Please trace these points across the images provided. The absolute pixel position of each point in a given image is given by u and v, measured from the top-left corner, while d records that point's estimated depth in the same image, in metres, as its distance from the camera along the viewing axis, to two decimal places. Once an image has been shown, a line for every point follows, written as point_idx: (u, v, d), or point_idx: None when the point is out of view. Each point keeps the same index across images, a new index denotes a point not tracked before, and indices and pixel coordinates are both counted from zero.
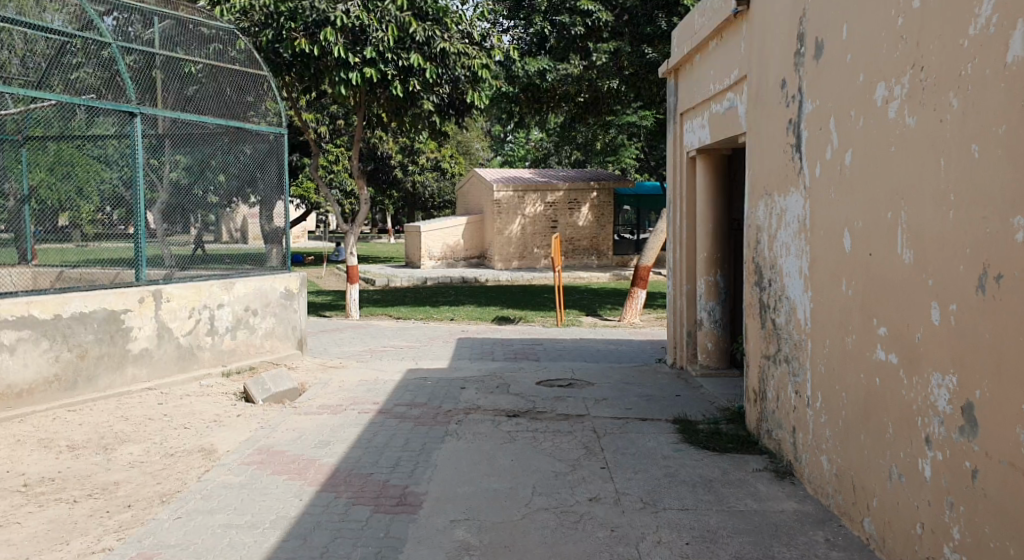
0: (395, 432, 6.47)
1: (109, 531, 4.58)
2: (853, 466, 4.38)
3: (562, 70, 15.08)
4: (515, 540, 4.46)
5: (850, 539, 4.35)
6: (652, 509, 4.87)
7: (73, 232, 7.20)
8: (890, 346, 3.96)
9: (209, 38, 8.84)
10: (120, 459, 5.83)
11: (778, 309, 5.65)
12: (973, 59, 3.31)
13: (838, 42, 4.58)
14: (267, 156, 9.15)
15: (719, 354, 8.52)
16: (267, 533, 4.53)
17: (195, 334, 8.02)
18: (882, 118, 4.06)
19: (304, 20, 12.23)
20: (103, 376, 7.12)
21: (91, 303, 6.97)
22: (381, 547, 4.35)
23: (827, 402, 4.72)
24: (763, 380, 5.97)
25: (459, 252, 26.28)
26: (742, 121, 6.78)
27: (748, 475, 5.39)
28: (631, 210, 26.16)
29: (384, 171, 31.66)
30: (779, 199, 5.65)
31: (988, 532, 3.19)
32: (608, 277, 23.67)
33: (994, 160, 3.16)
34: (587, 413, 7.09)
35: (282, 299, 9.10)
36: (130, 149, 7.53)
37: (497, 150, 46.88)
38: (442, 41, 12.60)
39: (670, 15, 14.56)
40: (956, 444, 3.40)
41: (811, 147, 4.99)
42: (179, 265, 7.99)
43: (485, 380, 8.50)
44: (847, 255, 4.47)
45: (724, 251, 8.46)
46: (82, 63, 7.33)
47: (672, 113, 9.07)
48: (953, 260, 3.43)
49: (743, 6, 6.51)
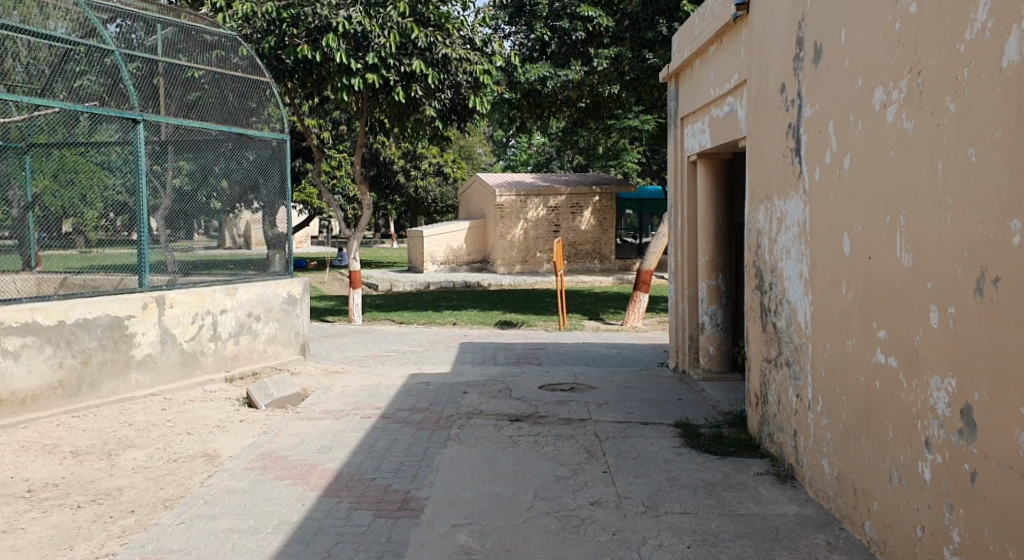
0: (398, 437, 6.48)
1: (112, 536, 4.61)
2: (854, 469, 4.39)
3: (563, 76, 15.12)
4: (517, 543, 4.48)
5: (851, 542, 4.35)
6: (654, 512, 4.89)
7: (76, 238, 7.32)
8: (889, 349, 3.97)
9: (212, 44, 8.90)
10: (123, 464, 5.86)
11: (779, 313, 5.67)
12: (969, 65, 3.34)
13: (837, 47, 4.60)
14: (270, 162, 9.22)
15: (720, 359, 8.50)
16: (271, 537, 4.56)
17: (197, 341, 8.03)
18: (880, 122, 4.07)
19: (307, 26, 12.31)
20: (106, 383, 7.13)
21: (95, 309, 7.00)
22: (383, 551, 4.37)
23: (829, 405, 4.73)
24: (764, 384, 5.98)
25: (462, 257, 26.29)
26: (742, 125, 6.80)
27: (749, 479, 5.39)
28: (633, 214, 26.38)
29: (387, 176, 31.83)
30: (779, 203, 5.66)
31: (988, 535, 3.21)
32: (611, 282, 23.78)
33: (992, 164, 3.17)
34: (590, 417, 7.10)
35: (284, 305, 9.13)
36: (134, 156, 7.57)
37: (501, 153, 47.09)
38: (443, 47, 12.64)
39: (671, 20, 14.46)
40: (956, 447, 3.40)
41: (811, 151, 5.00)
42: (181, 271, 8.04)
43: (487, 384, 8.53)
44: (847, 258, 4.47)
45: (725, 253, 8.45)
46: (86, 71, 7.32)
47: (674, 117, 9.07)
48: (951, 263, 3.44)
49: (743, 10, 6.51)
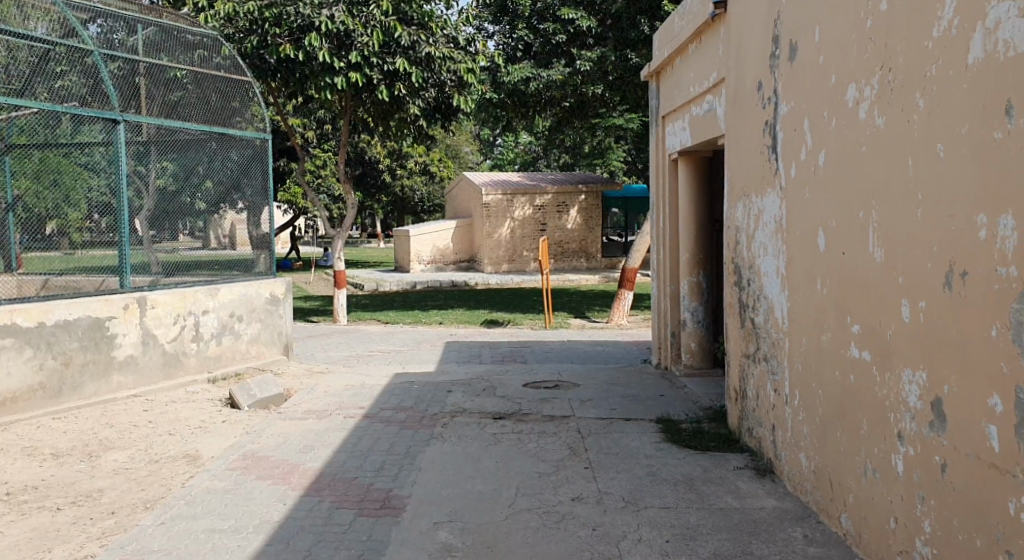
0: (382, 437, 6.49)
1: (91, 539, 4.60)
2: (830, 462, 4.43)
3: (545, 76, 15.15)
4: (499, 540, 4.51)
5: (827, 534, 4.40)
6: (634, 507, 4.92)
7: (60, 240, 7.24)
8: (863, 343, 4.02)
9: (194, 44, 8.87)
10: (103, 466, 5.85)
11: (756, 309, 5.72)
12: (936, 62, 3.38)
13: (811, 44, 4.64)
14: (252, 162, 9.20)
15: (702, 354, 8.58)
16: (251, 537, 4.56)
17: (180, 341, 8.03)
18: (853, 119, 4.12)
19: (289, 26, 12.23)
20: (87, 384, 7.11)
21: (75, 311, 6.98)
22: (364, 550, 4.39)
23: (805, 399, 4.77)
24: (743, 379, 6.02)
25: (448, 256, 26.27)
26: (721, 124, 6.85)
27: (728, 473, 5.43)
28: (619, 213, 26.58)
29: (372, 175, 31.85)
30: (756, 200, 5.71)
31: (957, 525, 3.26)
32: (597, 280, 23.86)
33: (958, 159, 3.23)
34: (573, 414, 7.14)
35: (267, 305, 9.13)
36: (116, 156, 7.57)
37: (486, 151, 47.13)
38: (428, 45, 12.64)
39: (653, 20, 14.54)
40: (928, 439, 3.45)
41: (787, 148, 5.04)
42: (165, 272, 8.04)
43: (472, 382, 8.54)
44: (822, 254, 4.52)
45: (707, 251, 8.50)
46: (65, 71, 7.27)
47: (655, 115, 9.11)
48: (921, 258, 3.49)
49: (720, 9, 6.56)
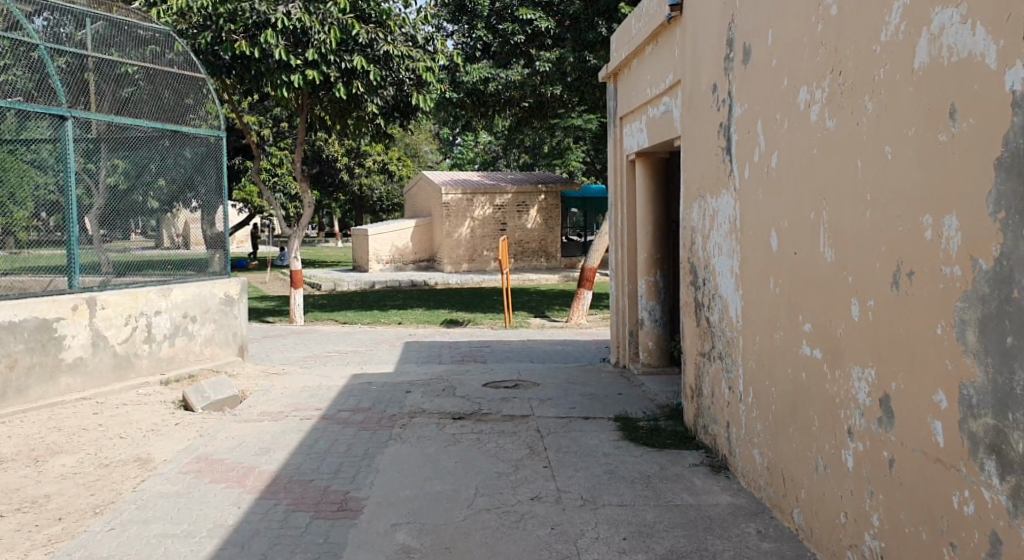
0: (339, 438, 6.44)
1: (37, 546, 4.50)
2: (782, 458, 4.50)
3: (505, 76, 15.27)
4: (457, 540, 4.50)
5: (780, 530, 4.47)
6: (591, 505, 4.95)
7: (6, 239, 6.97)
8: (814, 341, 4.09)
9: (145, 39, 8.70)
10: (51, 471, 5.72)
11: (711, 308, 5.78)
12: (884, 65, 3.45)
13: (764, 47, 4.71)
14: (207, 160, 9.07)
15: (659, 353, 8.66)
16: (205, 541, 4.50)
17: (131, 342, 7.89)
18: (804, 121, 4.18)
19: (244, 22, 12.03)
20: (34, 387, 6.95)
21: (21, 311, 6.82)
22: (321, 553, 4.35)
23: (759, 397, 4.83)
24: (699, 377, 6.08)
25: (407, 256, 26.16)
26: (677, 125, 6.92)
27: (685, 470, 5.49)
28: (578, 212, 26.66)
29: (330, 174, 31.57)
30: (711, 200, 5.78)
31: (904, 518, 3.33)
32: (557, 280, 23.94)
33: (905, 160, 3.30)
34: (531, 413, 7.15)
35: (221, 305, 9.01)
36: (63, 154, 7.43)
37: (445, 150, 47.00)
38: (386, 43, 12.67)
39: (609, 21, 14.65)
40: (876, 435, 3.52)
41: (740, 150, 5.11)
42: (116, 272, 7.90)
43: (431, 382, 8.51)
44: (775, 254, 4.58)
45: (664, 251, 8.58)
46: (10, 65, 7.04)
47: (612, 116, 9.17)
48: (870, 257, 3.55)
49: (676, 12, 6.62)
